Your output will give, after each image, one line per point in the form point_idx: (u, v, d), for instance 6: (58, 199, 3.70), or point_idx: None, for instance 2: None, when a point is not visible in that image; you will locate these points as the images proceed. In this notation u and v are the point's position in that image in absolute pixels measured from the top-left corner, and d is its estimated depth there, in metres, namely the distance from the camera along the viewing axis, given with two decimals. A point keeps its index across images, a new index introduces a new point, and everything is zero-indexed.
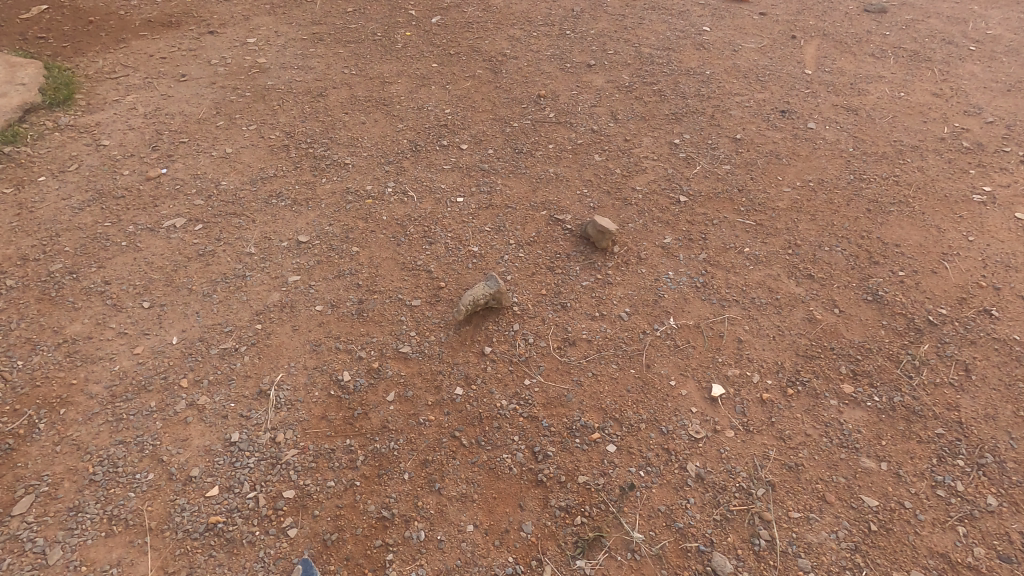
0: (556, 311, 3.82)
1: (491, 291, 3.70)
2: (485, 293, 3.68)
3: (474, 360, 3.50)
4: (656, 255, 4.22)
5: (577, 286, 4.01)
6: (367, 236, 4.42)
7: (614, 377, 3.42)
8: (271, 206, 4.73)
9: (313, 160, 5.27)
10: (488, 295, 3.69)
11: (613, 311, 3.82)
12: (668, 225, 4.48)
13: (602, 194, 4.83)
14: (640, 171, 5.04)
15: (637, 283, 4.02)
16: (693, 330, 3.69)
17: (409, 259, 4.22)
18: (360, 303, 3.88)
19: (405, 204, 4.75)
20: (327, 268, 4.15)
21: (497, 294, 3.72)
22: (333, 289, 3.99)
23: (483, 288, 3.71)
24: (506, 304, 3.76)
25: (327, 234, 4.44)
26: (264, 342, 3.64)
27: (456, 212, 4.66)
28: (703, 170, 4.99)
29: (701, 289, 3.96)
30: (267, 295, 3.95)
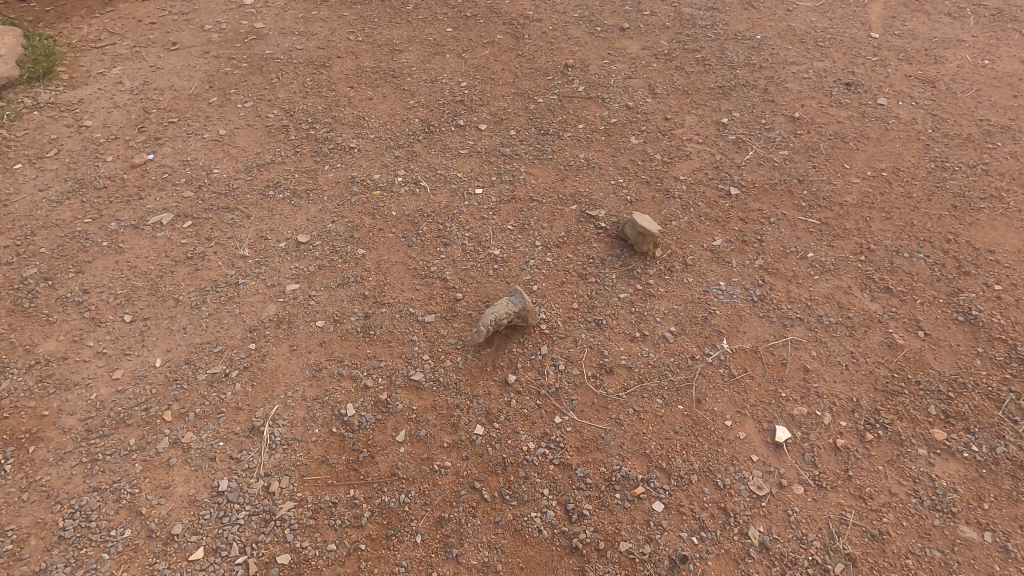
0: (590, 330, 3.32)
1: (516, 308, 3.21)
2: (510, 310, 3.19)
3: (496, 392, 3.04)
4: (704, 261, 3.67)
5: (614, 298, 3.49)
6: (375, 236, 3.92)
7: (659, 415, 2.93)
8: (267, 199, 4.23)
9: (314, 143, 4.72)
10: (513, 313, 3.19)
11: (656, 331, 3.31)
12: (717, 223, 3.90)
13: (640, 184, 4.24)
14: (684, 157, 4.42)
15: (683, 295, 3.49)
16: (751, 355, 3.17)
17: (421, 264, 3.72)
18: (366, 319, 3.41)
19: (417, 196, 4.21)
20: (329, 274, 3.68)
21: (523, 312, 3.23)
22: (335, 300, 3.53)
23: (507, 305, 3.22)
24: (532, 324, 3.27)
25: (329, 233, 3.95)
26: (258, 366, 3.21)
27: (474, 207, 4.12)
28: (756, 156, 4.35)
29: (758, 304, 3.42)
30: (262, 307, 3.50)
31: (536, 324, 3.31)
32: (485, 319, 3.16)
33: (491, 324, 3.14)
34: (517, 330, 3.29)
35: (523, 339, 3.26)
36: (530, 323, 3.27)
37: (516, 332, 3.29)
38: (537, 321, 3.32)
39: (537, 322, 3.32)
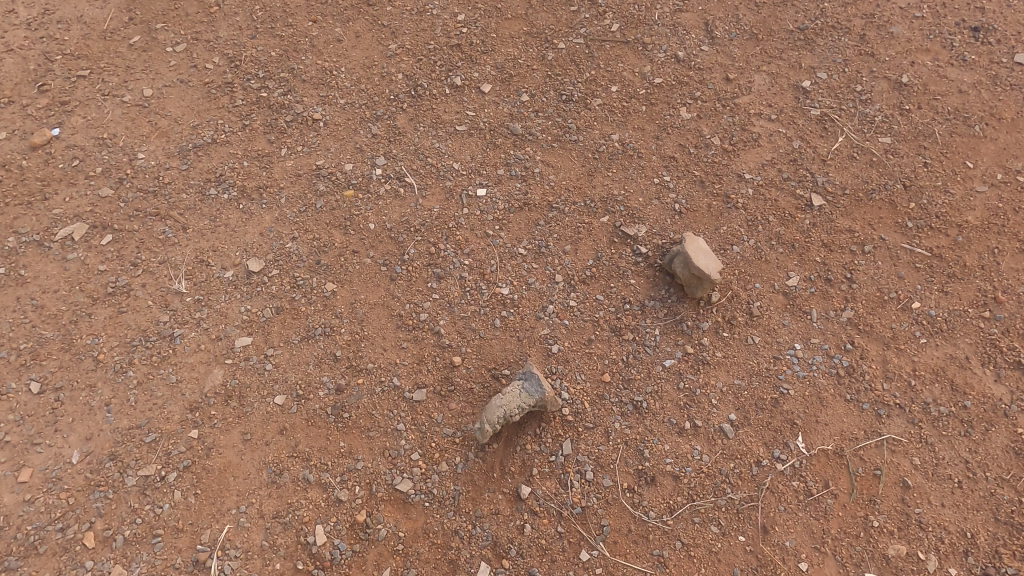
0: (626, 416, 2.59)
1: (532, 396, 2.48)
2: (524, 399, 2.47)
3: (505, 512, 2.39)
4: (775, 310, 2.82)
5: (657, 367, 2.70)
6: (348, 263, 3.04)
7: (715, 551, 2.30)
8: (208, 200, 3.27)
9: (267, 112, 3.62)
10: (527, 402, 2.46)
11: (711, 419, 2.57)
12: (792, 251, 2.98)
13: (692, 184, 3.24)
14: (750, 142, 3.36)
15: (746, 364, 2.69)
16: (834, 461, 2.46)
17: (408, 309, 2.88)
18: (338, 394, 2.67)
19: (401, 199, 3.25)
20: (290, 322, 2.86)
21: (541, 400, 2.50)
22: (299, 364, 2.75)
23: (520, 391, 2.49)
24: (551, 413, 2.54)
25: (289, 257, 3.06)
26: (202, 464, 2.52)
27: (476, 217, 3.17)
28: (847, 143, 3.29)
29: (844, 380, 2.64)
30: (205, 373, 2.73)
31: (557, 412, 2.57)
32: (491, 411, 2.45)
33: (499, 418, 2.43)
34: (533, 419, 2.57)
35: (538, 430, 2.54)
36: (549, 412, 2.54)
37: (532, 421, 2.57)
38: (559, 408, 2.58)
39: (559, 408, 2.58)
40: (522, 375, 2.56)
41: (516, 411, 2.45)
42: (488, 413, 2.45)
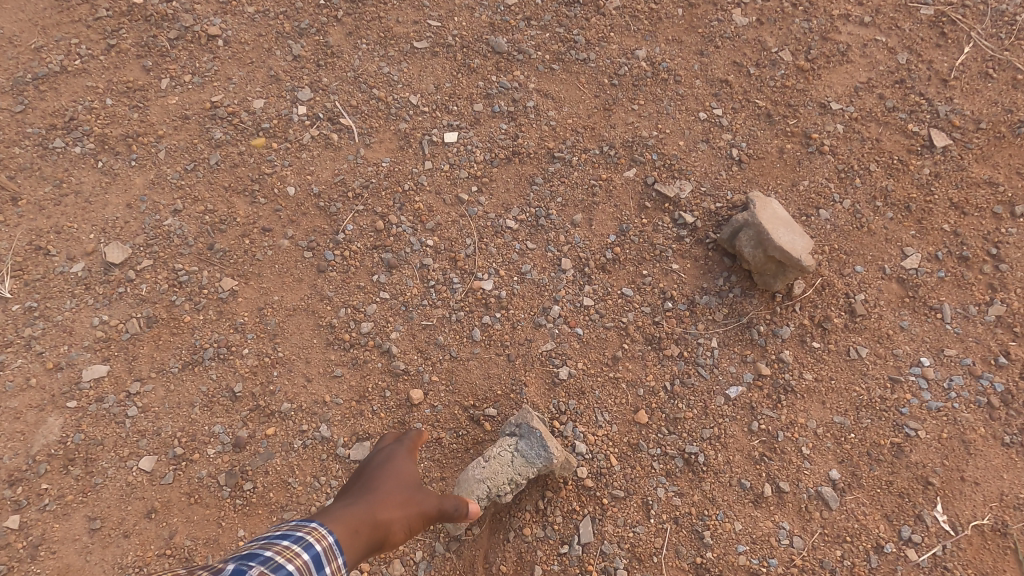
0: (673, 478, 1.71)
1: (530, 462, 1.61)
2: (517, 469, 1.60)
3: None
4: (886, 307, 1.91)
5: (716, 398, 1.81)
6: (255, 247, 2.07)
7: None
8: (53, 157, 2.24)
9: (143, 26, 2.52)
10: (521, 475, 1.60)
11: (802, 480, 1.70)
12: (906, 216, 2.04)
13: (754, 121, 2.25)
14: (836, 57, 2.34)
15: (850, 392, 1.81)
16: (995, 543, 1.61)
17: (344, 316, 1.95)
18: (238, 453, 1.77)
19: (335, 150, 2.24)
20: (167, 340, 1.92)
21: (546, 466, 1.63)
22: (178, 405, 1.83)
23: (512, 456, 1.62)
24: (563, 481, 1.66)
25: (168, 239, 2.08)
26: (27, 571, 1.64)
27: (443, 175, 2.20)
28: (977, 56, 2.29)
29: (999, 414, 1.76)
30: (34, 423, 1.80)
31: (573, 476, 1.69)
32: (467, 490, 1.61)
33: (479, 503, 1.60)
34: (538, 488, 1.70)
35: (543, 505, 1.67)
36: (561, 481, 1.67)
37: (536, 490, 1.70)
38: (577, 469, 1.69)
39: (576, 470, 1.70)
40: (517, 425, 1.68)
41: (505, 490, 1.60)
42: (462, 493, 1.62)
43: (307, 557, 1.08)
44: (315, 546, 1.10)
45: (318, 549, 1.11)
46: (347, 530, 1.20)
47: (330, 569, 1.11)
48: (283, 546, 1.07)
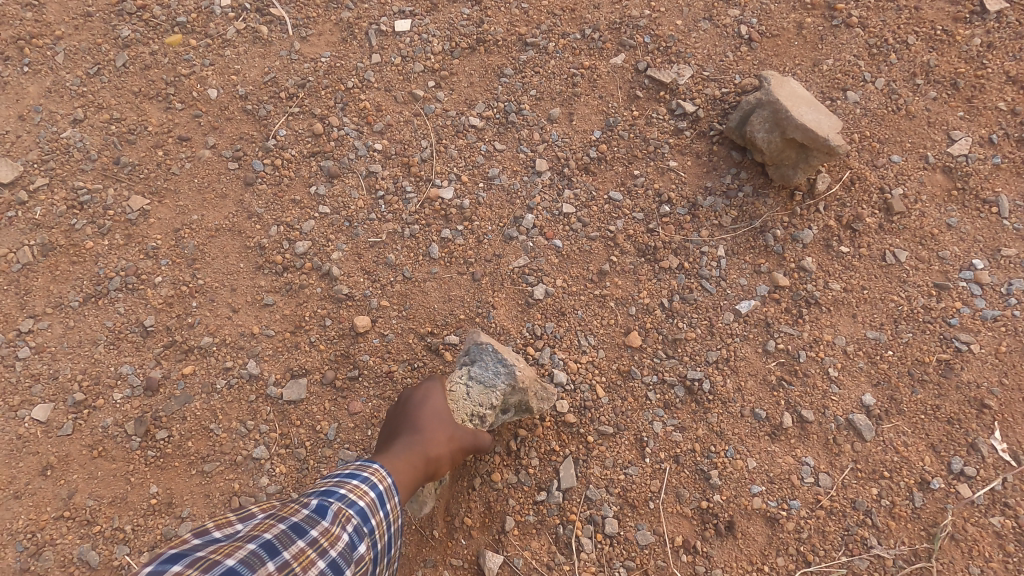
0: (673, 411, 1.41)
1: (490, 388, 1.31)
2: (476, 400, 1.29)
3: None
4: (930, 203, 1.58)
5: (724, 315, 1.50)
6: (170, 161, 1.73)
7: None
8: None
9: None
10: (485, 404, 1.29)
11: (828, 407, 1.40)
12: (953, 95, 1.69)
13: None
14: None
15: (886, 303, 1.49)
16: None
17: (276, 236, 1.62)
18: (150, 397, 1.48)
19: (266, 46, 1.88)
20: (66, 271, 1.60)
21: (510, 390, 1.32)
22: (79, 345, 1.52)
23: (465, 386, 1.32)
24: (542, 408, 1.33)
25: (67, 155, 1.74)
26: None
27: (394, 70, 1.84)
28: None
29: None
30: None
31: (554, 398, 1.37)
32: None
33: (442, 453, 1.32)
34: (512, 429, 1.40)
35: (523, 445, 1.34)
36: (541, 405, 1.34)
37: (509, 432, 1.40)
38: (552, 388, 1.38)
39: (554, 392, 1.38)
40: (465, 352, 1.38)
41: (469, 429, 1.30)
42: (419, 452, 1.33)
43: (374, 496, 1.00)
44: (380, 486, 1.02)
45: (382, 489, 1.02)
46: (398, 471, 1.09)
47: (390, 508, 1.02)
48: (352, 483, 0.99)
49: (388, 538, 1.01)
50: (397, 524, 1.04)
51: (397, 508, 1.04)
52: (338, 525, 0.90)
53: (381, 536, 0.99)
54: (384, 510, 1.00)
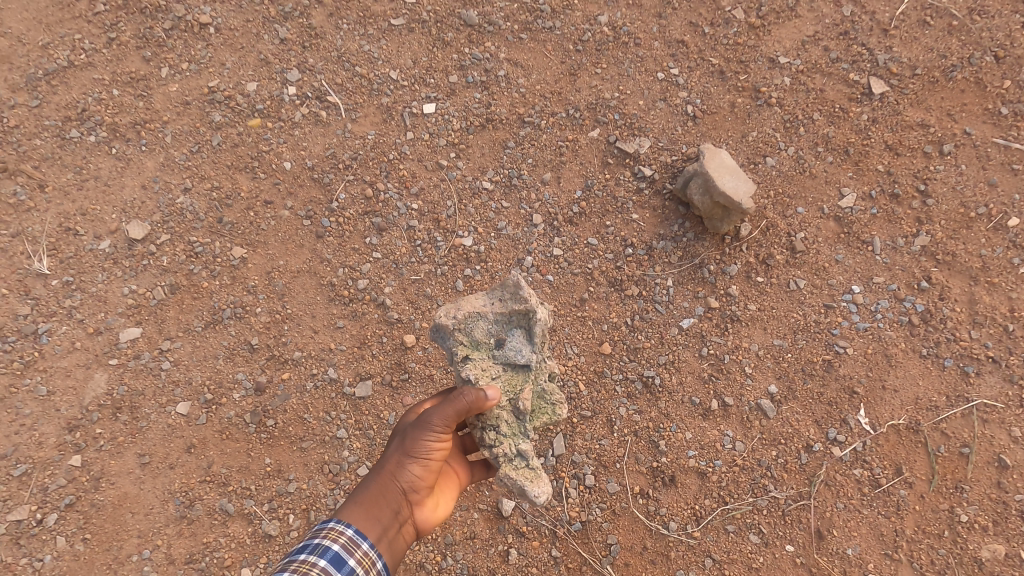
0: (633, 399, 1.98)
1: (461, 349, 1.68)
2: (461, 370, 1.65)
3: (483, 536, 1.85)
4: (824, 243, 2.13)
5: (671, 329, 2.06)
6: (259, 218, 2.31)
7: (755, 568, 1.78)
8: (71, 146, 2.47)
9: (140, 19, 2.71)
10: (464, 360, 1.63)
11: (744, 394, 1.96)
12: (845, 159, 2.24)
13: (708, 78, 2.43)
14: (784, 13, 2.50)
15: (789, 318, 2.05)
16: (909, 439, 1.88)
17: (342, 275, 2.20)
18: (259, 395, 2.06)
19: (325, 126, 2.46)
20: (190, 304, 2.19)
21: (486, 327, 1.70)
22: (205, 358, 2.11)
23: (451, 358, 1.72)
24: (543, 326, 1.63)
25: (181, 215, 2.33)
26: (91, 499, 1.96)
27: (424, 144, 2.41)
28: (917, 4, 2.45)
29: (919, 330, 2.00)
30: (84, 379, 2.10)
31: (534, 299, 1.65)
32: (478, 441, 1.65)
33: (490, 436, 1.63)
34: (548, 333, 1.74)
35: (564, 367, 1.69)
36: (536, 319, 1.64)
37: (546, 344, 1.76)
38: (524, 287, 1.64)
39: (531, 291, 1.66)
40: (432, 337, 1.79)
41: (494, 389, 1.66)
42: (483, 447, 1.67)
43: (327, 560, 1.19)
44: (333, 550, 1.21)
45: (339, 552, 1.22)
46: (359, 518, 1.31)
47: (353, 563, 1.22)
48: (306, 556, 1.19)
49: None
50: (370, 572, 1.25)
51: (366, 556, 1.25)
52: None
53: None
54: (349, 564, 1.22)
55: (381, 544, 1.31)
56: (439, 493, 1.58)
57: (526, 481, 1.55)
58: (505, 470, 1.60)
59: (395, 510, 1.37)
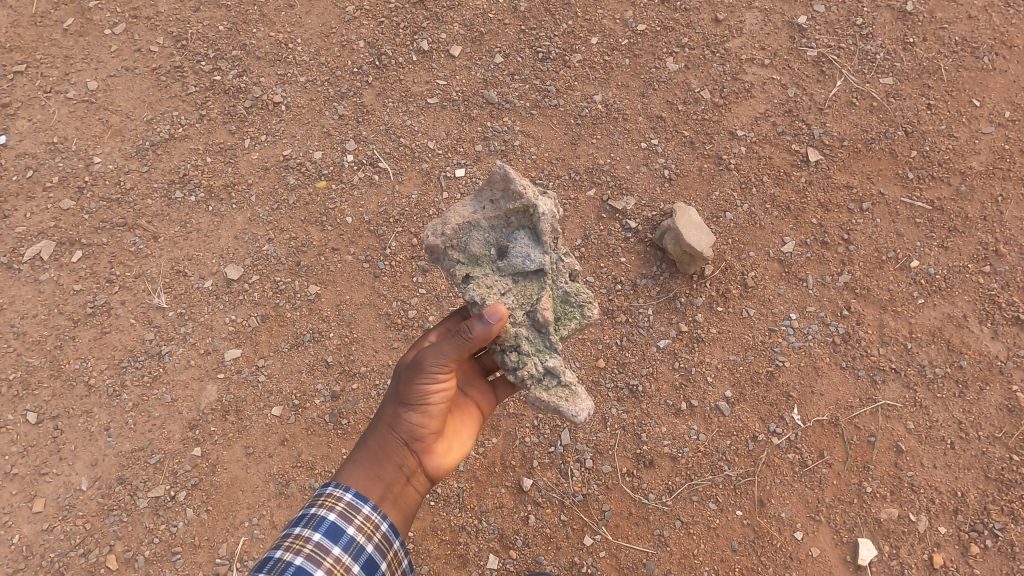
0: (622, 401, 2.59)
1: (465, 269, 1.84)
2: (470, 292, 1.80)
3: (509, 505, 2.46)
4: (770, 280, 2.75)
5: (651, 348, 2.67)
6: (328, 262, 2.95)
7: (713, 527, 2.38)
8: (176, 204, 3.12)
9: (225, 99, 3.37)
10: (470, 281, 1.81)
11: (706, 398, 2.57)
12: (787, 213, 2.87)
13: (681, 146, 3.06)
14: (741, 93, 3.14)
15: (742, 338, 2.66)
16: (830, 430, 2.49)
17: (396, 307, 2.83)
18: (335, 401, 2.68)
19: (378, 187, 3.10)
20: (278, 330, 2.82)
21: (485, 238, 1.85)
22: (292, 372, 2.73)
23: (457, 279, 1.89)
24: (546, 222, 1.78)
25: (267, 260, 2.96)
26: (210, 480, 2.57)
27: (456, 202, 3.05)
28: (846, 88, 3.09)
29: (840, 348, 2.61)
30: (199, 389, 2.73)
31: (528, 196, 1.79)
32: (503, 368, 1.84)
33: (514, 359, 1.81)
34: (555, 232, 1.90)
35: (577, 264, 1.87)
36: (539, 218, 1.79)
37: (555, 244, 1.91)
38: (517, 184, 1.78)
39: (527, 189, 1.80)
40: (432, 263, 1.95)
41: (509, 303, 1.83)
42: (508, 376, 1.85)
43: (325, 532, 1.47)
44: (331, 522, 1.49)
45: (337, 524, 1.50)
46: (361, 478, 1.62)
47: (349, 535, 1.50)
48: (309, 527, 1.48)
49: (368, 547, 1.51)
50: (369, 542, 1.52)
51: (363, 525, 1.53)
52: (305, 554, 1.42)
53: (353, 551, 1.48)
54: (347, 533, 1.49)
55: (386, 500, 1.62)
56: (452, 434, 1.88)
57: (561, 401, 1.78)
58: (538, 392, 1.80)
59: (399, 464, 1.69)
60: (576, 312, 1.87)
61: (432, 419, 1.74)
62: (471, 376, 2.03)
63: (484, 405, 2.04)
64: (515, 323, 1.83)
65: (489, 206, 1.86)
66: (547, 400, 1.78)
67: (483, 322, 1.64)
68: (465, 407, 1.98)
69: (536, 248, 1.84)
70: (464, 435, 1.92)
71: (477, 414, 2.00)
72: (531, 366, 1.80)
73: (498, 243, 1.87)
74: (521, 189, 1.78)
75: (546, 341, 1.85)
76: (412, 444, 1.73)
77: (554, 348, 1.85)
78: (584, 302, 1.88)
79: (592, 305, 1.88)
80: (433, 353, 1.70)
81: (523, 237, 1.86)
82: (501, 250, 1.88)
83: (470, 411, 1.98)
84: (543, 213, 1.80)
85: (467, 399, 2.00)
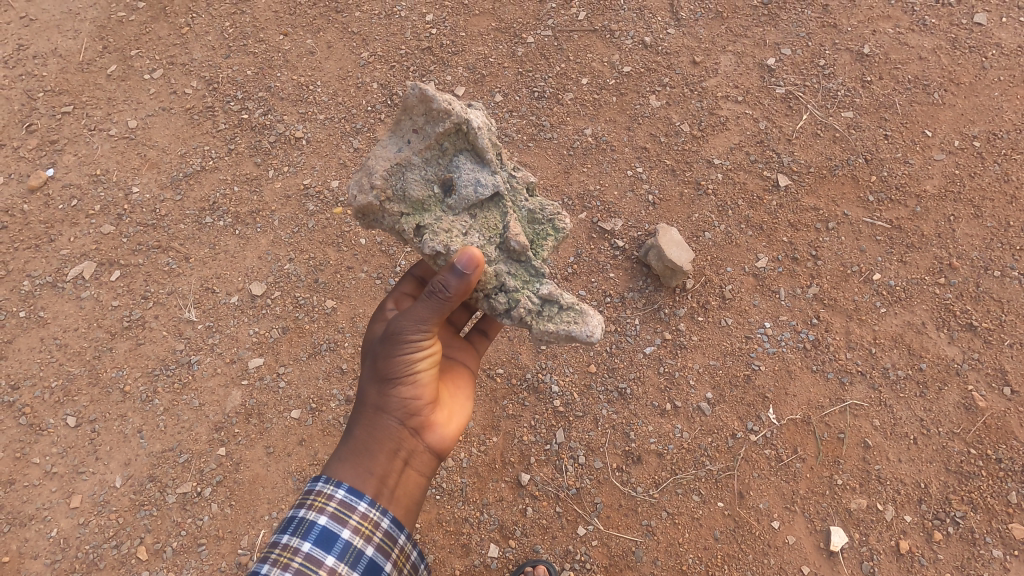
0: (612, 403, 2.83)
1: (414, 219, 1.93)
2: (433, 235, 1.86)
3: (508, 497, 2.67)
4: (745, 292, 3.02)
5: (638, 354, 2.93)
6: (344, 279, 3.24)
7: (697, 517, 2.58)
8: (206, 228, 3.44)
9: (251, 134, 3.74)
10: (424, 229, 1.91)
11: (689, 399, 2.80)
12: (760, 232, 3.16)
13: (664, 174, 3.38)
14: (718, 125, 3.48)
15: (721, 345, 2.91)
16: (803, 428, 2.71)
17: None
18: (349, 404, 2.92)
19: None
20: (297, 341, 3.08)
21: (424, 176, 1.94)
22: (310, 378, 2.99)
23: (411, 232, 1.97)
24: (483, 136, 1.90)
25: (289, 277, 3.26)
26: (234, 478, 2.79)
27: None
28: (812, 121, 3.43)
29: (810, 353, 2.86)
30: (225, 394, 2.98)
31: (456, 115, 1.88)
32: (497, 313, 1.96)
33: (504, 303, 1.94)
34: (494, 147, 2.03)
35: (527, 174, 2.02)
36: (474, 135, 1.91)
37: (498, 161, 2.04)
38: (439, 106, 1.86)
39: (450, 106, 1.89)
40: (374, 225, 1.99)
41: (477, 239, 1.93)
42: (506, 320, 1.97)
43: (319, 535, 1.55)
44: (323, 526, 1.56)
45: (330, 529, 1.56)
46: (357, 471, 1.68)
47: (343, 540, 1.56)
48: (303, 530, 1.56)
49: (367, 551, 1.59)
50: (366, 546, 1.59)
51: (358, 528, 1.60)
52: (295, 568, 1.48)
53: (350, 556, 1.55)
54: (342, 538, 1.56)
55: (382, 495, 1.68)
56: (449, 405, 1.98)
57: (570, 326, 1.89)
58: (544, 325, 1.91)
59: (397, 445, 1.75)
60: (549, 229, 2.03)
61: (423, 390, 1.82)
62: (448, 338, 2.24)
63: (467, 362, 2.24)
64: (493, 263, 1.94)
65: (416, 139, 1.94)
66: (555, 329, 1.89)
67: (460, 269, 1.67)
68: (453, 370, 2.16)
69: (482, 170, 1.97)
70: (460, 397, 2.06)
71: (466, 373, 2.19)
72: (525, 299, 1.93)
73: (440, 178, 1.96)
74: (446, 107, 1.86)
75: (531, 271, 1.98)
76: (407, 422, 1.79)
77: (540, 274, 1.98)
78: (551, 215, 2.04)
79: (560, 217, 2.05)
80: (410, 321, 1.75)
81: (464, 161, 1.97)
82: (447, 184, 1.97)
83: (458, 369, 2.17)
84: (478, 128, 1.92)
85: (453, 361, 2.19)
